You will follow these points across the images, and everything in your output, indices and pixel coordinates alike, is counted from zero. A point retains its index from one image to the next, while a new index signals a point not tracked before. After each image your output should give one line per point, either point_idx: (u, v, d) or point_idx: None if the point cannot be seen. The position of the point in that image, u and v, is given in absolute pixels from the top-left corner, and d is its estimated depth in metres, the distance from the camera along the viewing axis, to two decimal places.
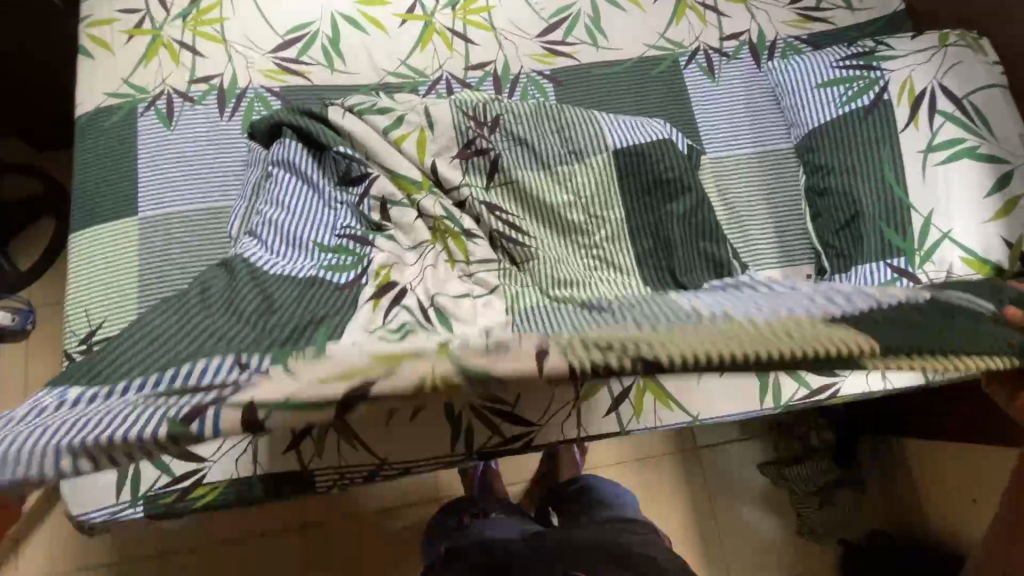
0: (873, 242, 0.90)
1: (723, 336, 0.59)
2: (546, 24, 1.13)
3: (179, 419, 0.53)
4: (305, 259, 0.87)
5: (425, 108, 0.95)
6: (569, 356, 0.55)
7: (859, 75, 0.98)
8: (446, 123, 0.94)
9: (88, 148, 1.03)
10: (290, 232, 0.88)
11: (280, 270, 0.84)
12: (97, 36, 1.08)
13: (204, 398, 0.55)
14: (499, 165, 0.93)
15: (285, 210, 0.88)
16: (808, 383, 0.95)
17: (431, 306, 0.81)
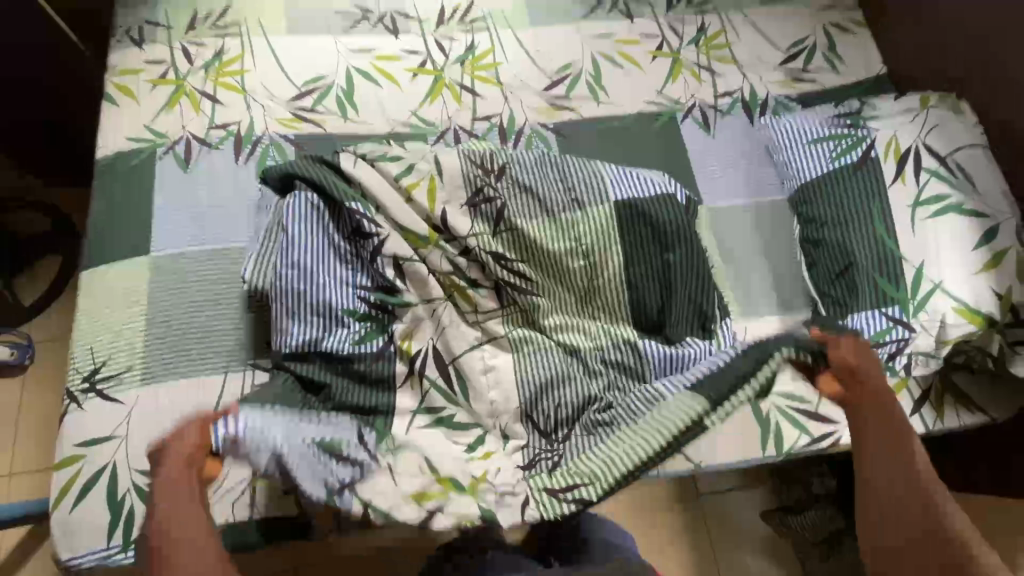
0: (868, 292, 0.93)
1: (626, 448, 0.82)
2: (549, 80, 1.20)
3: (336, 495, 0.76)
4: (331, 325, 0.92)
5: (434, 157, 0.99)
6: (542, 509, 0.83)
7: (847, 133, 1.02)
8: (454, 172, 0.98)
9: (106, 189, 1.06)
10: (302, 283, 0.92)
11: (314, 342, 0.90)
12: (123, 85, 1.14)
13: (344, 478, 0.77)
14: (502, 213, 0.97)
15: (301, 271, 0.92)
16: (808, 431, 0.96)
17: (452, 368, 0.91)
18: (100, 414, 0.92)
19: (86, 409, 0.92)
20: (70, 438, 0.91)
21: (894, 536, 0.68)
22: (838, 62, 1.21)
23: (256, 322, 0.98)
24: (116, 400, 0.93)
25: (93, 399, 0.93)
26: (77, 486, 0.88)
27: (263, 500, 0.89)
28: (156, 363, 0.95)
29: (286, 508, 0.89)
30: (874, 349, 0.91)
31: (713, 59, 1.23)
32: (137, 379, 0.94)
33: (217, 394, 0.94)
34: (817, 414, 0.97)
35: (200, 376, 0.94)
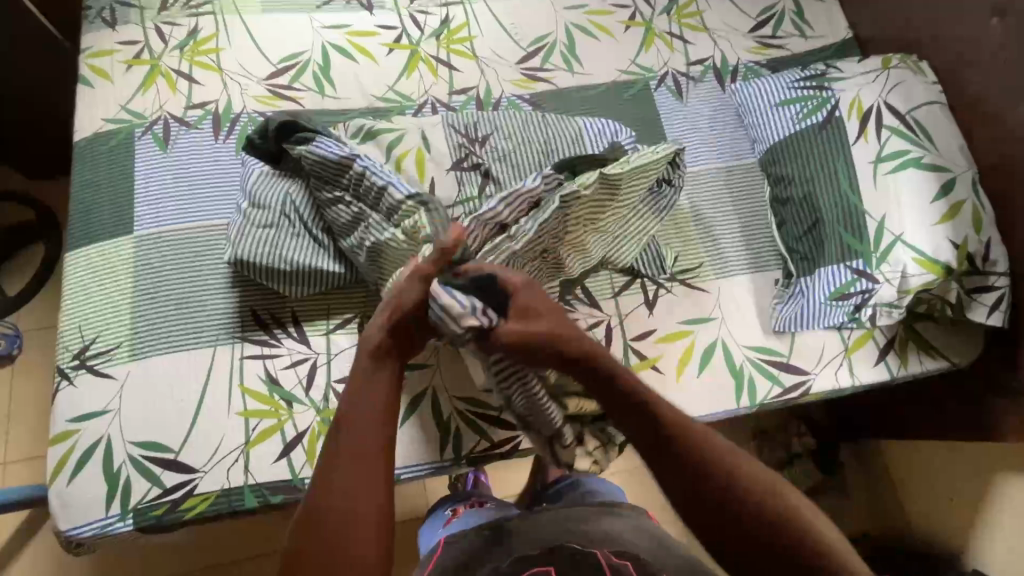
0: (834, 247, 0.98)
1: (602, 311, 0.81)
2: (525, 52, 1.22)
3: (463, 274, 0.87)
4: (297, 252, 0.94)
5: (421, 131, 0.99)
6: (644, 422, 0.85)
7: (812, 94, 1.06)
8: (440, 146, 0.99)
9: (86, 171, 1.07)
10: (282, 242, 0.94)
11: (284, 275, 0.94)
12: (96, 66, 1.13)
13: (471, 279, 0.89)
14: (488, 186, 0.97)
15: (265, 231, 0.94)
16: (780, 381, 1.00)
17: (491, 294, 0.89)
18: (93, 391, 0.93)
19: (78, 386, 0.94)
20: (64, 415, 0.93)
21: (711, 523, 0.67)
22: (806, 28, 1.24)
23: (239, 297, 0.99)
24: (107, 375, 0.94)
25: (84, 375, 0.94)
26: (73, 460, 0.90)
27: (256, 467, 0.91)
28: (146, 339, 0.97)
29: (281, 473, 0.92)
30: (837, 301, 0.97)
31: (684, 27, 1.25)
32: (127, 355, 0.96)
33: (207, 366, 0.96)
34: (788, 365, 1.01)
35: (189, 349, 0.96)
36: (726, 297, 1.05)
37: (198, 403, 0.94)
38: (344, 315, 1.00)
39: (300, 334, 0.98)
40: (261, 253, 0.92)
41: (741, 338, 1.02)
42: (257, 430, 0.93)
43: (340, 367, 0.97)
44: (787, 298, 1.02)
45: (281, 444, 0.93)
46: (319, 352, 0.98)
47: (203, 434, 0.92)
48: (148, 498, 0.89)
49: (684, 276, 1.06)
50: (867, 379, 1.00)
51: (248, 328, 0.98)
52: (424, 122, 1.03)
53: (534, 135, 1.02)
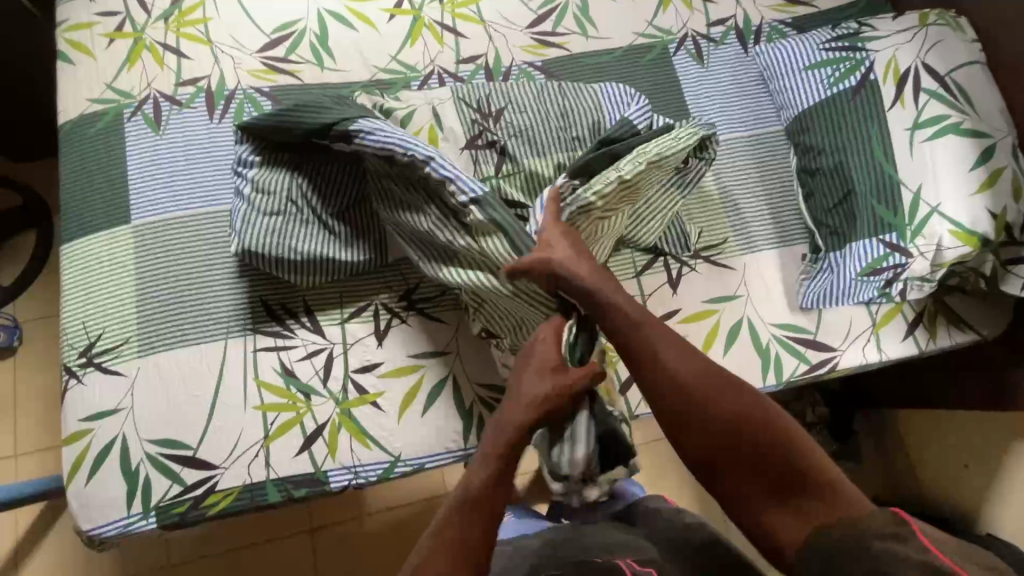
0: (866, 220, 0.94)
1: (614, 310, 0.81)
2: (535, 15, 1.14)
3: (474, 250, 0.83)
4: (307, 241, 0.89)
5: (432, 107, 0.94)
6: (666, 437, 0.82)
7: (845, 56, 0.99)
8: (453, 123, 0.93)
9: (74, 157, 1.00)
10: (290, 229, 0.89)
11: (296, 265, 0.90)
12: (76, 41, 1.05)
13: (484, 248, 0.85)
14: (504, 165, 0.92)
15: (271, 218, 0.89)
16: (807, 358, 0.98)
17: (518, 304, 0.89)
18: (104, 389, 0.90)
19: (87, 384, 0.91)
20: (75, 415, 0.90)
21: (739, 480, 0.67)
22: None
23: (247, 287, 0.95)
24: (117, 373, 0.91)
25: (93, 373, 0.91)
26: (90, 459, 0.88)
27: (277, 461, 0.90)
28: (154, 333, 0.93)
29: (303, 467, 0.90)
30: (868, 277, 0.94)
31: None
32: (136, 351, 0.92)
33: (220, 360, 0.93)
34: (815, 342, 0.99)
35: (200, 343, 0.93)
36: (750, 273, 1.02)
37: (213, 399, 0.91)
38: (357, 303, 0.96)
39: (314, 324, 0.95)
40: (270, 244, 0.88)
41: (767, 315, 1.00)
42: (277, 424, 0.91)
43: (357, 357, 0.94)
44: (815, 273, 0.99)
45: (301, 438, 0.91)
46: (335, 342, 0.94)
47: (221, 430, 0.90)
48: (170, 496, 0.87)
49: (708, 253, 1.02)
50: (895, 354, 0.99)
51: (260, 320, 0.94)
52: (433, 97, 0.97)
53: (550, 105, 0.95)
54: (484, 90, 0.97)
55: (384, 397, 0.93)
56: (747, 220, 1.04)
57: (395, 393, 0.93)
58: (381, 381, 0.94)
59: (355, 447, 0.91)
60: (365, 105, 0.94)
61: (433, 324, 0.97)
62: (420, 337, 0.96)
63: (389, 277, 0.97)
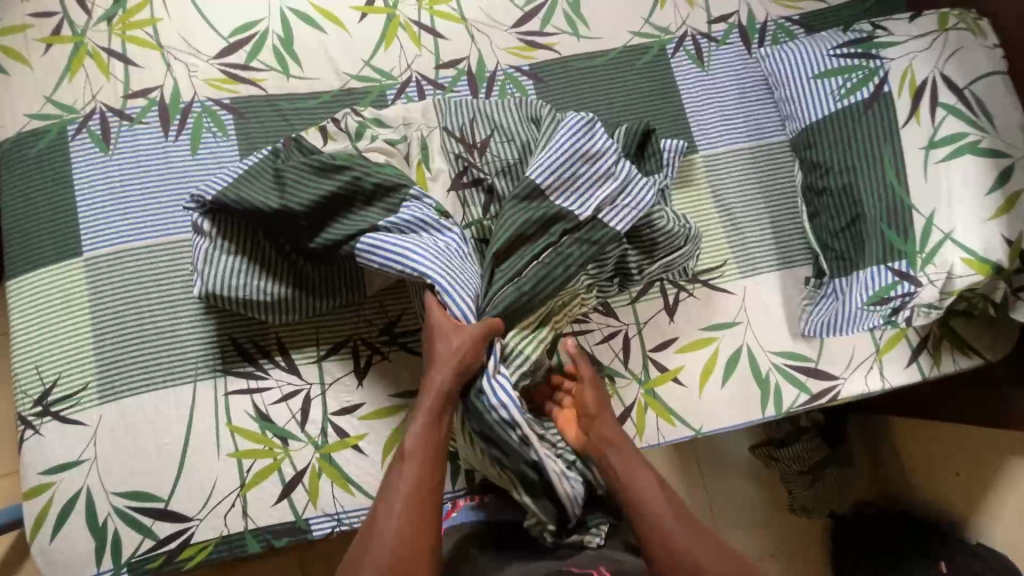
0: (875, 245, 0.88)
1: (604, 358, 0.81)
2: (522, 12, 1.04)
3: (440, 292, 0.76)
4: (276, 280, 0.83)
5: (419, 138, 0.88)
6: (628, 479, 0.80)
7: (859, 64, 0.92)
8: (436, 158, 0.87)
9: (14, 182, 0.91)
10: (257, 270, 0.83)
11: (266, 306, 0.84)
12: (8, 47, 0.94)
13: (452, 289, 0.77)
14: (493, 204, 0.85)
15: (235, 259, 0.82)
16: (807, 388, 0.95)
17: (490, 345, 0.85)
18: (63, 439, 0.84)
19: (45, 435, 0.85)
20: (34, 467, 0.84)
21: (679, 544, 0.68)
22: None
23: (216, 325, 0.88)
24: (77, 422, 0.85)
25: (50, 423, 0.85)
26: (53, 515, 0.83)
27: (255, 510, 0.85)
28: (115, 378, 0.86)
29: (283, 515, 0.86)
30: (875, 307, 0.89)
31: None
32: (96, 397, 0.86)
33: (188, 405, 0.86)
34: (816, 370, 0.95)
35: (166, 388, 0.87)
36: (751, 299, 0.96)
37: (183, 447, 0.85)
38: (335, 341, 0.90)
39: (289, 363, 0.89)
40: (238, 285, 0.82)
41: (768, 343, 0.95)
42: (253, 472, 0.86)
43: (336, 397, 0.89)
44: (819, 299, 0.94)
45: (279, 485, 0.86)
46: (312, 383, 0.89)
47: (193, 479, 0.85)
48: (143, 551, 0.83)
49: (706, 276, 0.97)
50: (898, 382, 0.95)
51: (230, 361, 0.88)
52: (416, 123, 0.89)
53: (539, 129, 0.87)
54: (470, 115, 0.89)
55: (366, 440, 0.88)
56: (749, 242, 0.98)
57: (378, 435, 0.89)
58: (363, 423, 0.89)
59: (338, 494, 0.87)
60: (354, 133, 0.88)
61: (418, 360, 0.92)
62: (402, 373, 0.91)
63: (368, 312, 0.91)
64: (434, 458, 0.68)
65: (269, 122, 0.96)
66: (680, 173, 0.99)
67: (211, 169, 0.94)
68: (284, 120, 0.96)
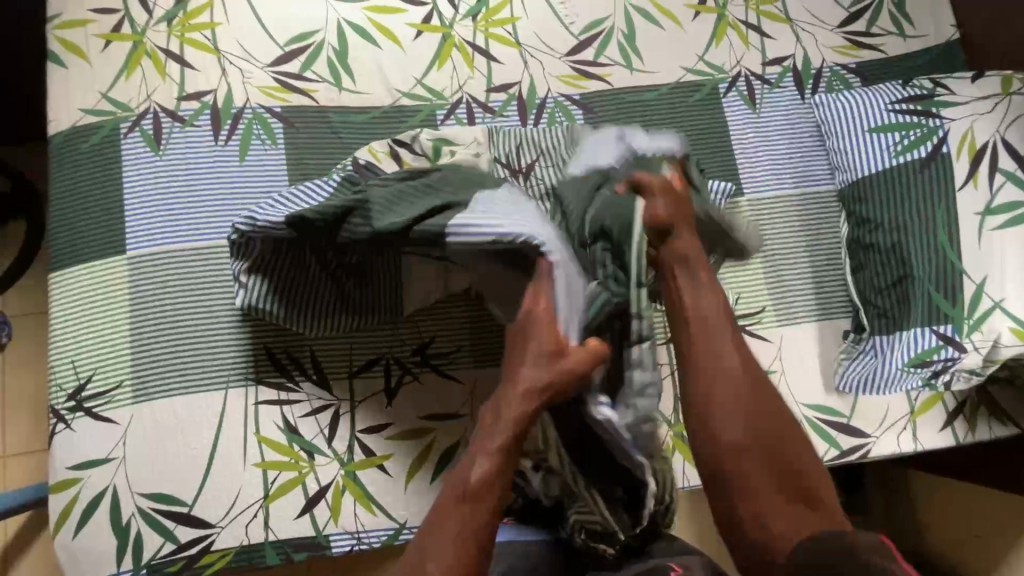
0: (920, 307, 0.87)
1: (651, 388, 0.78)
2: (576, 41, 1.04)
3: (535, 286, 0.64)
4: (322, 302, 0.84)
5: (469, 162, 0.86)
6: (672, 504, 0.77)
7: (917, 121, 0.91)
8: None
9: (64, 175, 0.92)
10: (303, 292, 0.83)
11: (310, 324, 0.85)
12: (68, 40, 0.94)
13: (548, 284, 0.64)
14: None
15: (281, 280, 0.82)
16: (837, 443, 0.93)
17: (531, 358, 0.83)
18: (93, 436, 0.85)
19: (77, 430, 0.85)
20: (63, 461, 0.85)
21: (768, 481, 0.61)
22: (905, 25, 1.07)
23: (252, 333, 0.89)
24: (109, 419, 0.85)
25: (82, 419, 0.85)
26: (79, 510, 0.83)
27: (277, 522, 0.85)
28: (149, 378, 0.87)
29: (304, 529, 0.86)
30: (915, 368, 0.88)
31: (763, 15, 1.06)
32: (129, 395, 0.86)
33: (219, 411, 0.87)
34: (847, 426, 0.94)
35: (198, 392, 0.87)
36: (787, 349, 0.95)
37: (210, 454, 0.86)
38: (368, 358, 0.90)
39: (320, 377, 0.89)
40: (280, 305, 0.83)
41: (801, 394, 0.94)
42: (278, 483, 0.86)
43: (365, 416, 0.89)
44: (857, 355, 0.93)
45: (303, 498, 0.86)
46: (342, 399, 0.89)
47: (217, 487, 0.85)
48: (163, 553, 0.83)
49: (742, 321, 0.95)
50: (931, 445, 0.94)
51: (263, 370, 0.88)
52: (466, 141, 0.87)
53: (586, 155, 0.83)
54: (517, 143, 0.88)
55: (391, 460, 0.88)
56: (789, 289, 0.97)
57: (404, 456, 0.89)
58: (389, 443, 0.89)
59: (359, 512, 0.87)
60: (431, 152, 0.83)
61: (447, 383, 0.92)
62: (429, 395, 0.91)
63: (400, 331, 0.91)
64: (494, 503, 0.56)
65: (318, 134, 0.96)
66: None
67: (257, 177, 0.94)
68: (333, 133, 0.97)
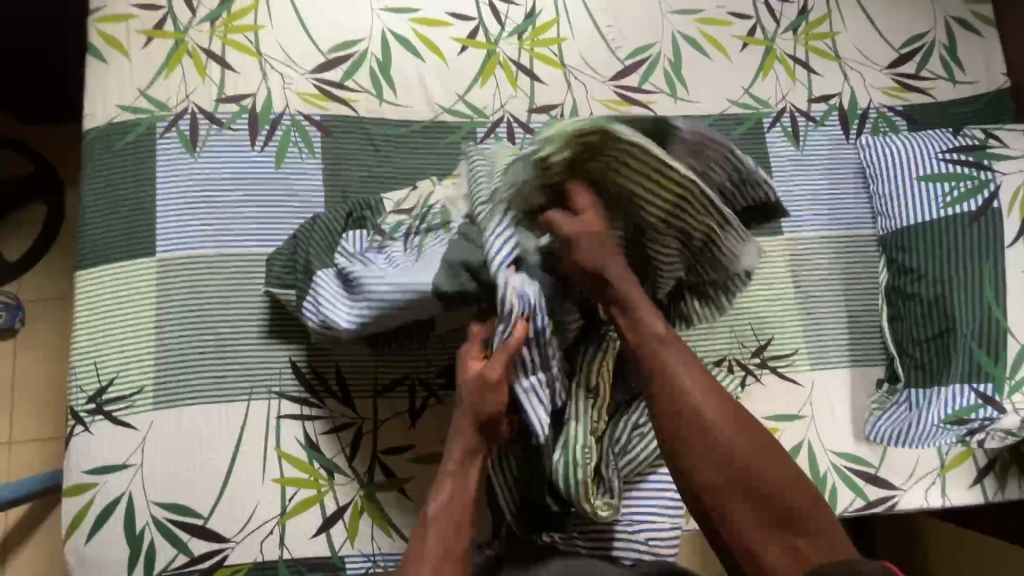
0: (962, 364, 0.85)
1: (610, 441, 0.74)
2: (621, 65, 1.02)
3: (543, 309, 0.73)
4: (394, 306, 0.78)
5: None
6: None
7: (970, 173, 0.90)
8: None
9: (97, 171, 0.90)
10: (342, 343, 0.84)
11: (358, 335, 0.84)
12: (109, 34, 0.93)
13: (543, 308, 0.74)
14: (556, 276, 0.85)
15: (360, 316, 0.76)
16: (864, 493, 0.91)
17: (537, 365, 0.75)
18: (111, 441, 0.83)
19: (94, 433, 0.84)
20: (79, 465, 0.83)
21: (747, 507, 0.53)
22: (956, 70, 1.05)
23: (279, 345, 0.87)
24: (127, 425, 0.84)
25: (102, 422, 0.84)
26: (92, 516, 0.82)
27: (293, 541, 0.84)
28: (171, 386, 0.85)
29: (319, 549, 0.84)
30: (952, 426, 0.86)
31: (812, 51, 1.05)
32: (150, 402, 0.85)
33: (240, 423, 0.85)
34: (875, 477, 0.92)
35: (219, 403, 0.85)
36: (816, 391, 0.94)
37: (229, 466, 0.84)
38: (395, 377, 0.89)
39: (344, 394, 0.88)
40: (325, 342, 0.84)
41: (830, 441, 0.92)
42: (296, 500, 0.84)
43: (387, 437, 0.87)
44: (890, 406, 0.91)
45: (320, 518, 0.84)
46: (365, 418, 0.87)
47: (233, 501, 0.83)
48: (176, 566, 0.82)
49: (774, 363, 0.94)
50: (959, 501, 0.92)
51: (287, 383, 0.87)
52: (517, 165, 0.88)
53: None
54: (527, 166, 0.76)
55: (411, 483, 0.87)
56: (826, 333, 0.95)
57: (424, 480, 0.87)
58: (410, 466, 0.87)
59: (376, 535, 0.85)
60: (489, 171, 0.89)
61: None
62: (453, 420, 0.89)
63: (429, 351, 0.90)
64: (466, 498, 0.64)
65: (357, 146, 0.95)
66: (763, 255, 0.96)
67: (293, 186, 0.92)
68: (371, 145, 0.95)
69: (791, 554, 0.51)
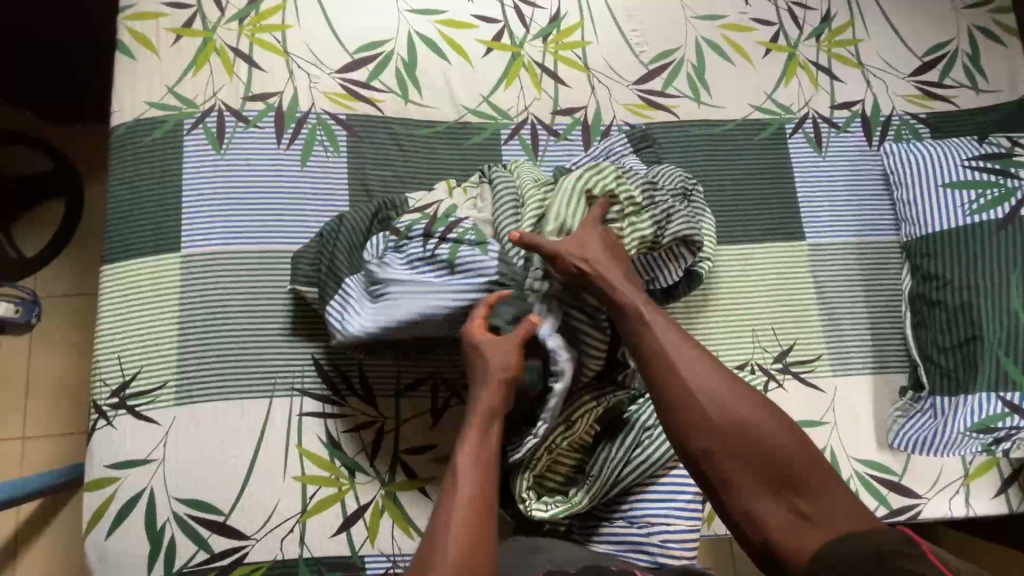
0: (989, 371, 0.85)
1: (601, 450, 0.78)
2: (644, 69, 1.02)
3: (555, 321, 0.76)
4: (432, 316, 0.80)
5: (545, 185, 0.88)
6: None
7: (996, 181, 0.92)
8: None
9: (124, 166, 0.91)
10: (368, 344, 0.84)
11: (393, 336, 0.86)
12: (138, 32, 0.94)
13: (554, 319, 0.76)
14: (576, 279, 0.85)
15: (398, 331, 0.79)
16: (888, 502, 0.90)
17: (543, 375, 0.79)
18: (134, 435, 0.83)
19: (117, 428, 0.84)
20: (101, 459, 0.83)
21: (748, 473, 0.58)
22: (979, 78, 1.05)
23: (303, 342, 0.87)
24: (150, 420, 0.84)
25: (124, 417, 0.84)
26: (113, 510, 0.82)
27: (313, 539, 0.83)
28: (194, 381, 0.85)
29: (339, 548, 0.83)
30: (979, 433, 0.86)
31: (834, 58, 1.05)
32: (172, 397, 0.85)
33: (263, 420, 0.85)
34: (899, 486, 0.91)
35: (242, 399, 0.85)
36: (838, 399, 0.93)
37: (250, 463, 0.84)
38: (417, 376, 0.89)
39: (367, 392, 0.88)
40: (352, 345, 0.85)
41: (852, 449, 0.92)
42: (317, 499, 0.84)
43: (409, 437, 0.87)
44: (913, 413, 0.90)
45: (341, 517, 0.84)
46: (386, 417, 0.87)
47: (254, 498, 0.83)
48: (195, 562, 0.81)
49: (796, 368, 0.93)
50: (983, 511, 0.91)
51: (310, 380, 0.87)
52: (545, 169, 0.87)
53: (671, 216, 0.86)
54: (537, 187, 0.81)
55: (432, 483, 0.86)
56: (848, 339, 0.95)
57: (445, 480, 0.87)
58: (431, 466, 0.87)
59: (396, 535, 0.84)
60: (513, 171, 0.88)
61: None
62: None
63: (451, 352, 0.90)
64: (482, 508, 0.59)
65: (382, 145, 0.95)
66: (785, 260, 0.96)
67: (318, 185, 0.93)
68: (395, 144, 0.96)
69: (790, 514, 0.56)
